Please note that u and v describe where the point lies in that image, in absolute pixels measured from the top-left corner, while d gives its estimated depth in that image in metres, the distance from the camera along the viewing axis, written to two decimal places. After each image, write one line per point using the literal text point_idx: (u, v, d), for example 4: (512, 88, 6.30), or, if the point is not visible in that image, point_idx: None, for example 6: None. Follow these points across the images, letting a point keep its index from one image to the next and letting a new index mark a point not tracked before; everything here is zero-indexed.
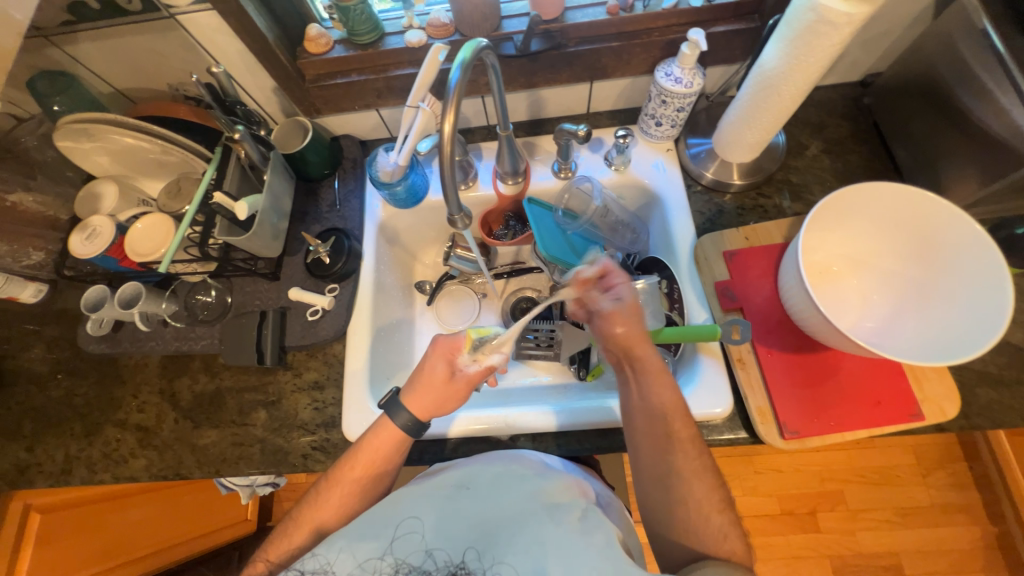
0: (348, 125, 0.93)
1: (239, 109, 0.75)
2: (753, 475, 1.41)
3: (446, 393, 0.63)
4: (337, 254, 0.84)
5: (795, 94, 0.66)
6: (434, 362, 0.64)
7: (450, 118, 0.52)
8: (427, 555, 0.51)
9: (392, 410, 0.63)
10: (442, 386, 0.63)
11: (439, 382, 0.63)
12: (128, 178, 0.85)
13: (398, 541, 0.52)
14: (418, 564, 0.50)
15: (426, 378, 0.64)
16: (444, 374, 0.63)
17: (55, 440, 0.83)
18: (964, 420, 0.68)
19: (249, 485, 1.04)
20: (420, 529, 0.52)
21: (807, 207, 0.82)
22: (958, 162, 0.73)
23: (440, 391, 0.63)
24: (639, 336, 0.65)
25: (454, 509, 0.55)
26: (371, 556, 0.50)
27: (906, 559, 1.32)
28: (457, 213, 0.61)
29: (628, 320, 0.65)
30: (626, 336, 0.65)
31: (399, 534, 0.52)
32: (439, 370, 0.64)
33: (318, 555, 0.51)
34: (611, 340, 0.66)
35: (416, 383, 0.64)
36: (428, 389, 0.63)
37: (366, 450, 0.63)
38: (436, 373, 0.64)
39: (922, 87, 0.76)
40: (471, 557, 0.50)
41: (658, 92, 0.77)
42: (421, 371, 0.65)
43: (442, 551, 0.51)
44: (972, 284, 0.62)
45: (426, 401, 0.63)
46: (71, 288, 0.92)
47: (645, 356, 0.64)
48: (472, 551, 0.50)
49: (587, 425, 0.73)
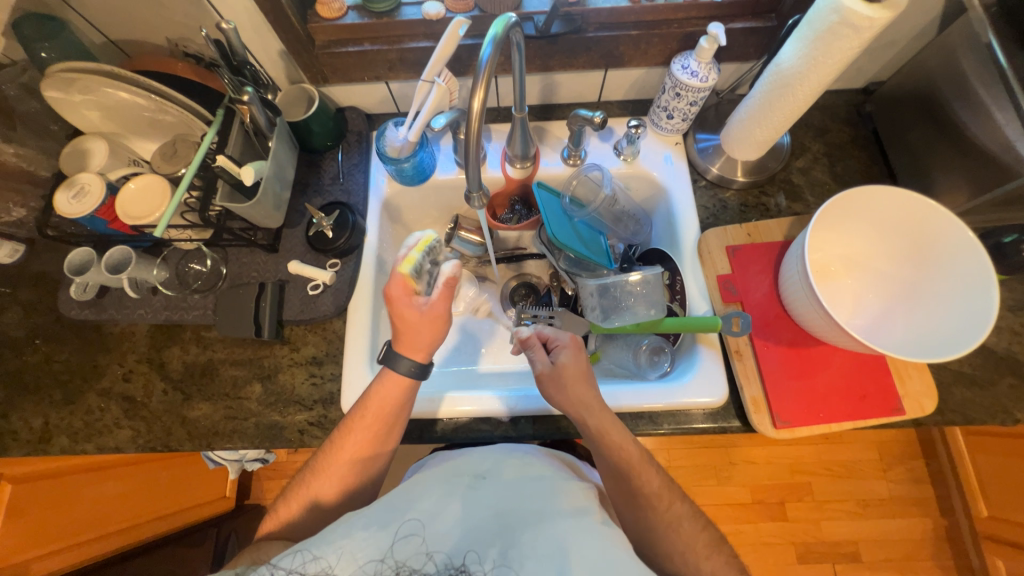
0: (354, 96, 0.90)
1: (247, 70, 0.73)
2: (729, 465, 1.47)
3: (429, 327, 0.63)
4: (341, 229, 0.82)
5: (810, 95, 0.67)
6: (396, 306, 0.63)
7: (478, 95, 0.52)
8: (428, 557, 0.51)
9: (392, 360, 0.63)
10: (422, 324, 0.63)
11: (415, 319, 0.62)
12: (116, 136, 0.81)
13: (399, 542, 0.51)
14: (418, 566, 0.50)
15: (404, 322, 0.63)
16: (414, 313, 0.62)
17: (33, 406, 0.80)
18: (939, 416, 0.72)
19: (238, 459, 1.02)
20: (422, 532, 0.52)
21: (805, 207, 0.85)
22: (950, 172, 0.76)
23: (422, 326, 0.63)
24: (580, 398, 0.64)
25: (462, 504, 0.56)
26: (372, 557, 0.49)
27: (864, 547, 1.40)
28: (475, 190, 0.62)
29: (567, 378, 0.65)
30: (568, 398, 0.65)
31: (400, 534, 0.52)
32: (408, 313, 0.62)
33: (318, 558, 0.49)
34: (556, 400, 0.66)
35: (398, 329, 0.63)
36: (410, 330, 0.63)
37: (375, 398, 0.64)
38: (408, 316, 0.62)
39: (922, 98, 0.79)
40: (471, 560, 0.50)
41: (673, 84, 0.77)
42: (392, 318, 0.63)
43: (441, 553, 0.51)
44: (961, 288, 0.66)
45: (419, 342, 0.63)
46: (50, 250, 0.88)
47: (592, 417, 0.64)
48: (473, 554, 0.51)
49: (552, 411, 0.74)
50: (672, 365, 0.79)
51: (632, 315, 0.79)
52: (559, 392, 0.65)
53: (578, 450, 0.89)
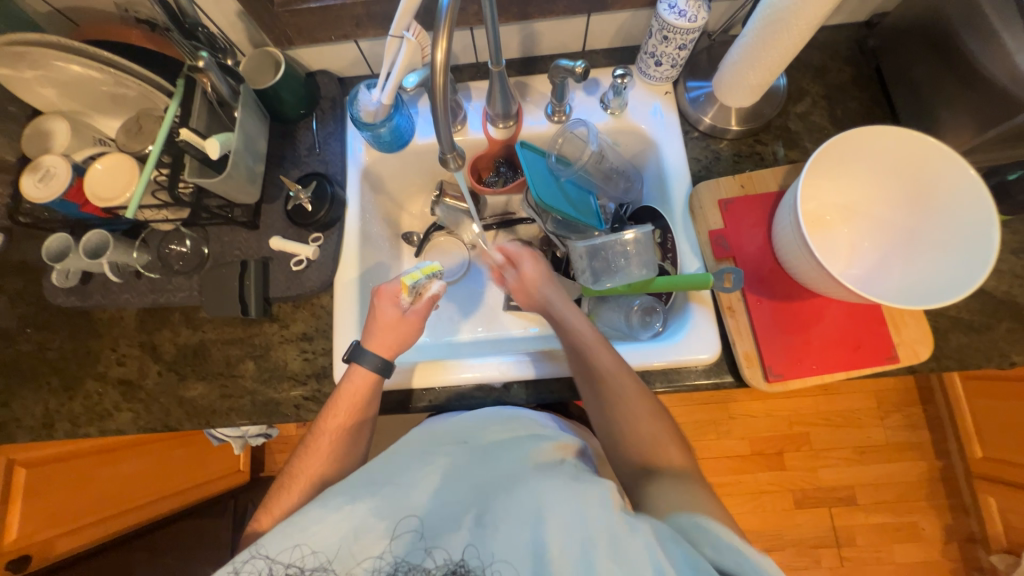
0: (324, 59, 0.85)
1: (200, 32, 0.71)
2: (727, 419, 1.49)
3: (401, 328, 0.69)
4: (320, 201, 0.80)
5: (805, 31, 0.62)
6: (382, 307, 0.69)
7: (440, 48, 0.49)
8: (427, 553, 0.49)
9: (358, 356, 0.67)
10: (397, 324, 0.69)
11: (394, 319, 0.69)
12: (78, 114, 0.78)
13: (397, 538, 0.50)
14: (418, 562, 0.49)
15: (381, 322, 0.69)
16: (395, 314, 0.69)
17: (32, 394, 0.80)
18: (934, 362, 0.72)
19: (242, 435, 1.05)
20: (419, 526, 0.51)
21: (802, 154, 0.81)
22: (956, 110, 0.72)
23: (400, 328, 0.69)
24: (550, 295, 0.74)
25: (446, 476, 0.57)
26: (373, 554, 0.50)
27: (860, 491, 1.44)
28: (449, 152, 0.60)
29: (537, 281, 0.76)
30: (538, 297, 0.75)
31: (398, 529, 0.51)
32: (389, 313, 0.69)
33: (317, 552, 0.49)
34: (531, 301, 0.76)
35: (374, 329, 0.69)
36: (389, 333, 0.68)
37: (344, 396, 0.66)
38: (389, 315, 0.69)
39: (928, 28, 0.73)
40: (469, 554, 0.48)
41: (660, 27, 0.72)
42: (374, 318, 0.69)
43: (439, 549, 0.49)
44: (960, 231, 0.64)
45: (390, 340, 0.68)
46: (29, 238, 0.86)
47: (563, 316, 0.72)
48: (471, 548, 0.49)
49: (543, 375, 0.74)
50: (664, 325, 0.78)
51: (625, 275, 0.77)
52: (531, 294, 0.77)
53: (571, 411, 0.90)
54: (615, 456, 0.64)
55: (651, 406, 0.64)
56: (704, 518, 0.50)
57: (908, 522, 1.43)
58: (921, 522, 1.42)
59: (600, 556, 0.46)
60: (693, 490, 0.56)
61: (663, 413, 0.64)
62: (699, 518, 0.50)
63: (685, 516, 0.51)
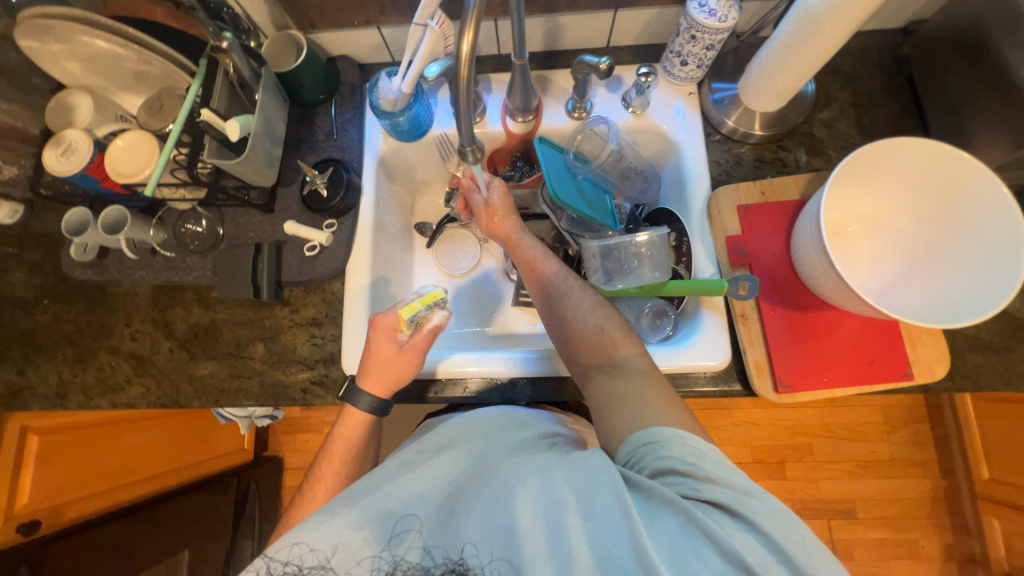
0: (346, 44, 0.85)
1: (225, 12, 0.72)
2: (730, 426, 1.49)
3: (397, 364, 0.67)
4: (336, 187, 0.79)
5: (839, 36, 0.60)
6: (378, 341, 0.67)
7: (467, 37, 0.48)
8: (425, 551, 0.50)
9: (353, 397, 0.68)
10: (393, 359, 0.67)
11: (388, 356, 0.67)
12: (102, 90, 0.78)
13: (396, 537, 0.51)
14: (418, 562, 0.49)
15: (376, 356, 0.67)
16: (391, 349, 0.67)
17: (47, 364, 0.82)
18: (949, 381, 0.70)
19: (248, 415, 1.06)
20: (417, 524, 0.52)
21: (826, 163, 0.79)
22: (989, 124, 0.70)
23: (395, 363, 0.67)
24: (508, 222, 0.79)
25: (425, 476, 0.57)
26: (370, 551, 0.50)
27: (860, 505, 1.43)
28: (468, 145, 0.60)
29: (498, 210, 0.79)
30: (497, 226, 0.79)
31: (396, 530, 0.51)
32: (385, 348, 0.67)
33: (314, 551, 0.49)
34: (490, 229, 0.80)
35: (368, 367, 0.68)
36: (382, 372, 0.68)
37: (338, 440, 0.68)
38: (385, 350, 0.67)
39: (967, 38, 0.71)
40: (468, 553, 0.48)
41: (688, 26, 0.70)
42: (370, 353, 0.68)
43: (438, 548, 0.50)
44: (985, 250, 0.62)
45: (384, 379, 0.68)
46: (48, 210, 0.87)
47: (519, 245, 0.77)
48: (469, 547, 0.49)
49: (547, 373, 0.74)
50: (675, 329, 0.78)
51: (636, 278, 0.76)
52: (491, 223, 0.80)
53: (571, 406, 0.90)
54: (568, 352, 0.68)
55: (596, 299, 0.70)
56: (661, 437, 0.51)
57: (908, 539, 1.41)
58: (921, 540, 1.41)
59: (571, 518, 0.48)
60: (641, 381, 0.59)
61: (607, 307, 0.69)
62: (654, 437, 0.52)
63: (641, 434, 0.53)
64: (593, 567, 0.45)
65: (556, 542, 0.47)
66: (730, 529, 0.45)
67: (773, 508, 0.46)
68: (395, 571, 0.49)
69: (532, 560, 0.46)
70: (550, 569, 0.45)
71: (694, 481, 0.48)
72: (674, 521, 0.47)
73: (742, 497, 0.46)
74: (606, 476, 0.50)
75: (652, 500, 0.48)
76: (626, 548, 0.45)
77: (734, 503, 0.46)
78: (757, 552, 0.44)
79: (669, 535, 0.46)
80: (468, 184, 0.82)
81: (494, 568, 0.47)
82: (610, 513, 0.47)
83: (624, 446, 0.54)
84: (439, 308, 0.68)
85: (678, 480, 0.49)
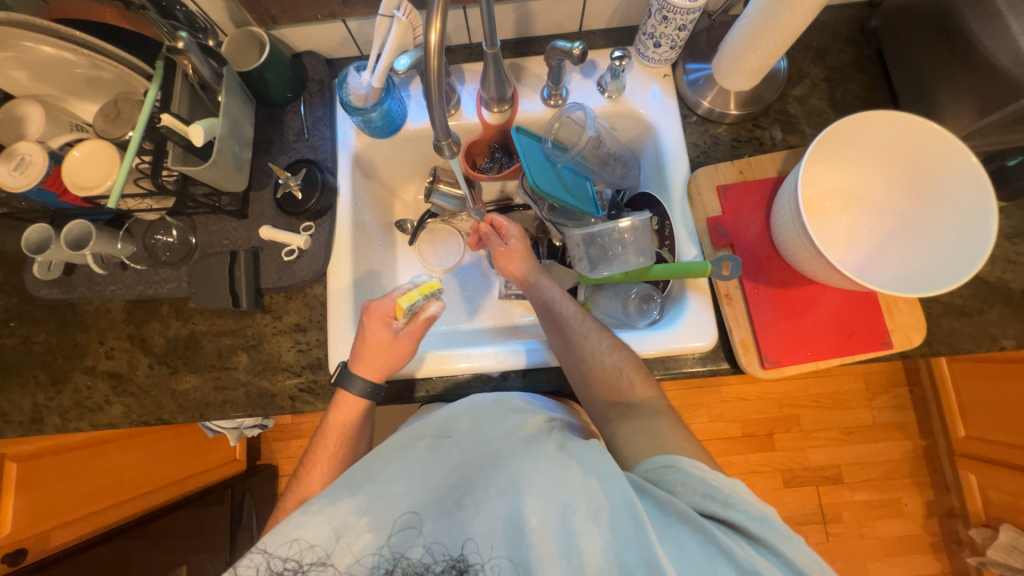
0: (310, 39, 0.82)
1: (179, 11, 0.71)
2: (720, 402, 1.52)
3: (391, 351, 0.67)
4: (311, 189, 0.77)
5: (808, 12, 0.60)
6: (373, 328, 0.66)
7: (435, 28, 0.47)
8: (425, 549, 0.50)
9: (346, 382, 0.66)
10: (386, 346, 0.66)
11: (384, 346, 0.66)
12: (53, 99, 0.74)
13: (396, 534, 0.51)
14: (419, 560, 0.50)
15: (370, 344, 0.66)
16: (386, 337, 0.66)
17: (19, 389, 0.79)
18: (926, 347, 0.72)
19: (237, 427, 1.03)
20: (419, 524, 0.51)
21: (801, 139, 0.80)
22: (956, 94, 0.71)
23: (388, 350, 0.66)
24: (526, 262, 0.76)
25: (428, 467, 0.56)
26: (369, 550, 0.50)
27: (846, 470, 1.48)
28: (444, 138, 0.58)
29: (515, 253, 0.77)
30: (514, 268, 0.77)
31: (397, 528, 0.51)
32: (380, 335, 0.66)
33: (314, 547, 0.49)
34: (506, 272, 0.77)
35: (361, 352, 0.67)
36: (379, 360, 0.66)
37: (333, 426, 0.66)
38: (379, 338, 0.66)
39: (933, 9, 0.72)
40: (469, 551, 0.49)
41: (660, 7, 0.69)
42: (363, 339, 0.67)
43: (439, 545, 0.50)
44: (959, 218, 0.64)
45: (378, 364, 0.67)
46: (7, 229, 0.83)
47: (538, 287, 0.75)
48: (471, 544, 0.49)
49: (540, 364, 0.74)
50: (662, 313, 0.78)
51: (621, 263, 0.77)
52: (508, 265, 0.77)
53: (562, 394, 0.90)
54: (585, 392, 0.68)
55: (612, 340, 0.68)
56: (681, 462, 0.54)
57: (892, 499, 1.47)
58: (905, 498, 1.47)
59: (580, 520, 0.48)
60: None
61: (624, 347, 0.68)
62: (675, 461, 0.54)
63: (661, 457, 0.55)
64: (601, 570, 0.46)
65: (565, 543, 0.48)
66: (749, 551, 0.47)
67: (785, 532, 0.49)
68: (395, 569, 0.49)
69: (541, 560, 0.47)
70: (560, 570, 0.46)
71: (712, 503, 0.50)
72: (692, 539, 0.48)
73: (762, 523, 0.49)
74: (617, 482, 0.50)
75: (669, 514, 0.50)
76: (638, 555, 0.46)
77: (750, 527, 0.49)
78: (773, 572, 0.46)
79: (685, 549, 0.47)
80: (487, 231, 0.81)
81: (495, 565, 0.48)
82: (622, 519, 0.48)
83: (642, 467, 0.56)
84: (435, 299, 0.68)
85: (697, 500, 0.51)
